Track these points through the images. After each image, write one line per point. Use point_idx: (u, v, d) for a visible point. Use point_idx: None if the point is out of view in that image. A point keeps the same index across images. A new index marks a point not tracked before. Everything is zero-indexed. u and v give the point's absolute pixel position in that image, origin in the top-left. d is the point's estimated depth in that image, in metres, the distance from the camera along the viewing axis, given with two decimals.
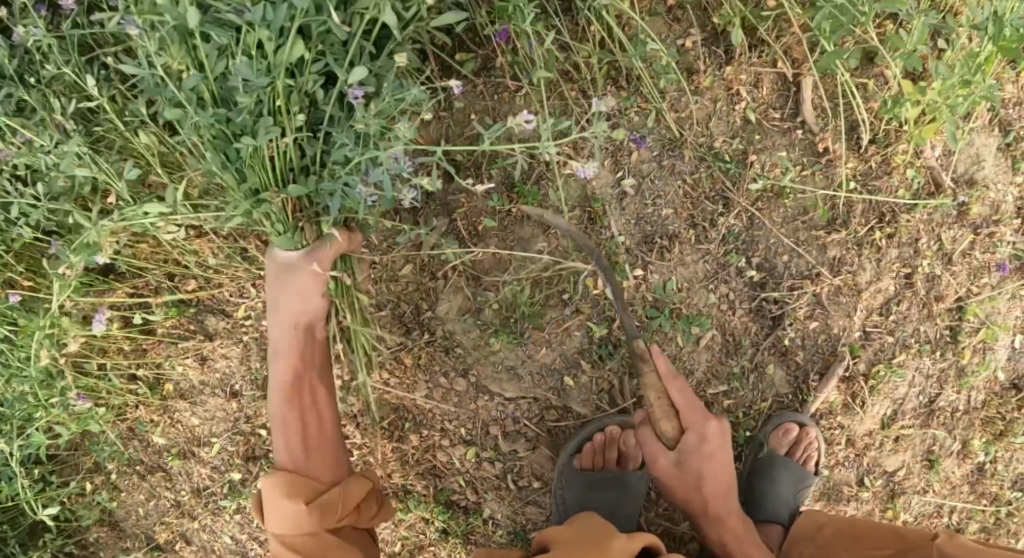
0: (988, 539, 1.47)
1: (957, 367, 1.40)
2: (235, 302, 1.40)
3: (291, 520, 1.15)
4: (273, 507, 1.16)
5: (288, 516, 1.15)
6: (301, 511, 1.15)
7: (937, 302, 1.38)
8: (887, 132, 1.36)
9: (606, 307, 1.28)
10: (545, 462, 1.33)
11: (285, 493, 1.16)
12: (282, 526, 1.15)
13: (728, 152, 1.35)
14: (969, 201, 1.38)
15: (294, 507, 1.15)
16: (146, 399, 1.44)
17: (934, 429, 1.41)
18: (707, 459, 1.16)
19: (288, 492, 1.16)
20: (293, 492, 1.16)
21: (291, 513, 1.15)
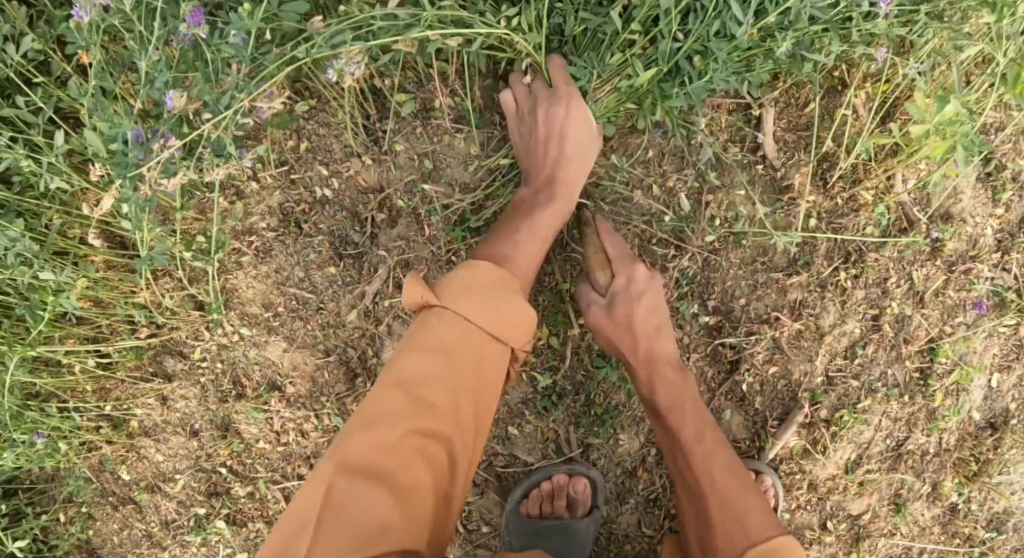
0: None
1: (927, 410, 1.34)
2: (191, 344, 1.41)
3: (496, 314, 0.99)
4: (465, 284, 1.01)
5: (440, 387, 0.96)
6: (497, 344, 1.01)
7: (907, 344, 1.32)
8: (855, 167, 1.29)
9: (550, 356, 1.26)
10: (493, 507, 1.31)
11: (509, 289, 1.03)
12: (477, 318, 0.99)
13: (683, 190, 1.29)
14: (943, 237, 1.31)
15: (515, 303, 1.01)
16: (111, 437, 1.45)
17: (901, 473, 1.35)
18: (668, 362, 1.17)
19: (498, 281, 1.02)
20: (504, 289, 1.02)
21: (482, 333, 0.99)
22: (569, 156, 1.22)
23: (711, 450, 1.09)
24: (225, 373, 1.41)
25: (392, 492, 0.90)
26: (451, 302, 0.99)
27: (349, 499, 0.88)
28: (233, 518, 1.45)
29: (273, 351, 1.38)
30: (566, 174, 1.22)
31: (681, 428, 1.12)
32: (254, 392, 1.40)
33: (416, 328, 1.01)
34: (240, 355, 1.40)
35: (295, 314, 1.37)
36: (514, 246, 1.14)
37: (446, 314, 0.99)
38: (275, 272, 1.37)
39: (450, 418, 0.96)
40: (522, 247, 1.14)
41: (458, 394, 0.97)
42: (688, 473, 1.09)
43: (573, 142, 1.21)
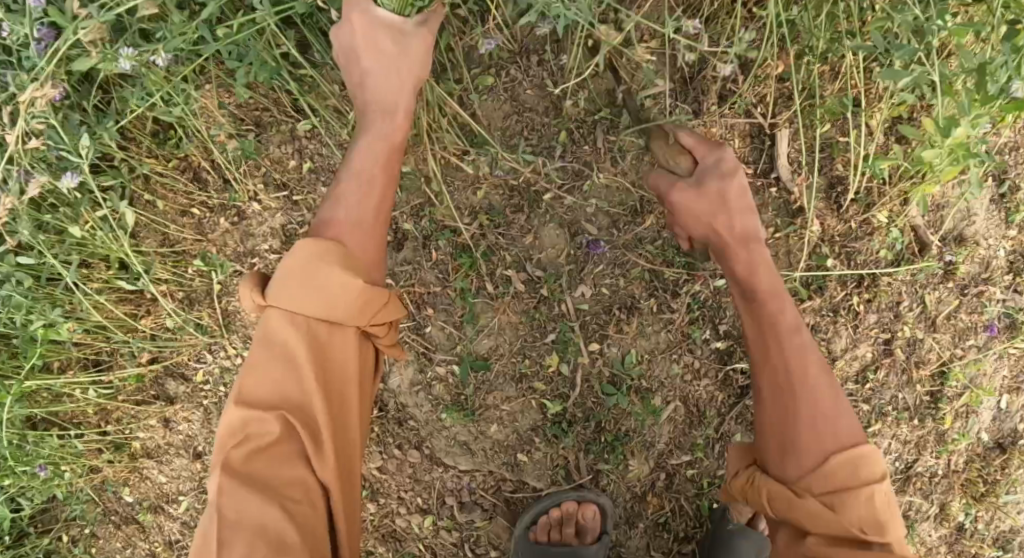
0: None
1: (937, 432, 1.34)
2: (193, 366, 1.39)
3: (323, 296, 0.92)
4: (292, 276, 0.93)
5: (293, 393, 0.93)
6: (348, 329, 0.95)
7: (918, 368, 1.31)
8: (869, 189, 1.27)
9: (559, 384, 1.25)
10: (502, 531, 1.31)
11: (337, 262, 0.94)
12: (312, 306, 0.93)
13: None
14: (956, 260, 1.30)
15: (342, 279, 0.93)
16: (113, 460, 1.43)
17: (909, 495, 1.35)
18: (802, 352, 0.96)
19: (336, 263, 0.94)
20: (349, 269, 0.94)
21: (333, 325, 0.94)
22: (399, 55, 1.01)
23: (809, 414, 0.93)
24: (229, 396, 1.39)
25: (268, 501, 0.91)
26: (290, 298, 0.93)
27: (233, 544, 0.88)
28: None
29: None
30: (373, 91, 1.02)
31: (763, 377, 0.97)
32: None
33: (264, 335, 0.95)
34: None
35: None
36: (341, 190, 1.01)
37: (296, 316, 0.93)
38: None
39: (312, 422, 0.93)
40: (349, 198, 1.01)
41: (313, 395, 0.93)
42: (760, 386, 0.98)
43: (378, 58, 1.01)
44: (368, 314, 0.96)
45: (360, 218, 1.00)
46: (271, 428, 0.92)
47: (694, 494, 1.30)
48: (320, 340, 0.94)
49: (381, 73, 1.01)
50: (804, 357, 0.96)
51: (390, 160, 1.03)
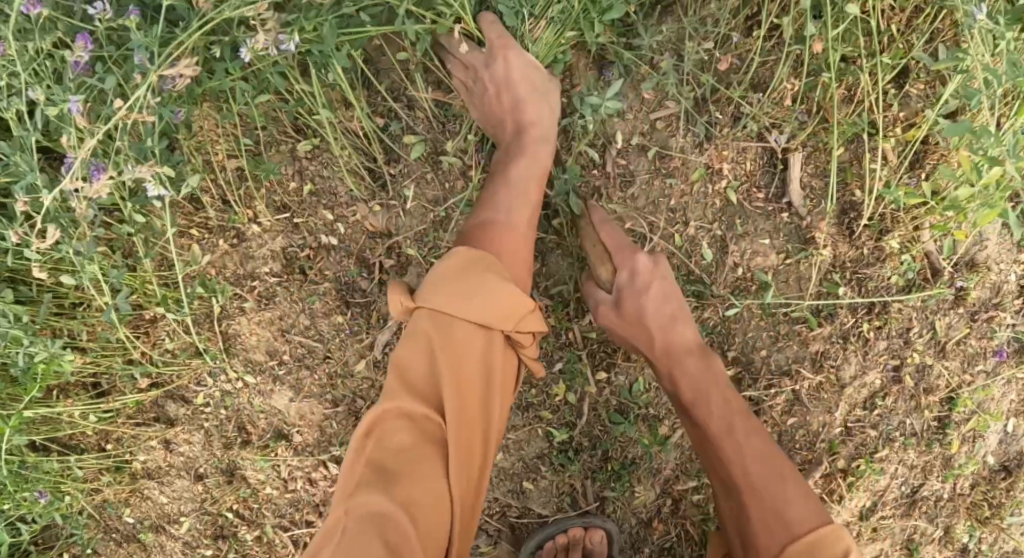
0: None
1: (943, 457, 1.33)
2: (194, 389, 1.37)
3: (480, 300, 1.00)
4: (447, 278, 1.02)
5: (435, 394, 1.00)
6: (493, 337, 1.02)
7: (927, 394, 1.30)
8: (881, 215, 1.25)
9: (566, 412, 1.23)
10: (506, 556, 1.30)
11: (492, 271, 1.03)
12: (462, 312, 1.00)
13: (705, 239, 1.25)
14: (968, 286, 1.28)
15: (495, 284, 1.01)
16: (114, 480, 1.41)
17: (915, 519, 1.35)
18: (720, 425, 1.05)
19: (485, 267, 1.03)
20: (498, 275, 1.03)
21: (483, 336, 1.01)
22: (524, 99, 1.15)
23: (772, 470, 1.01)
24: (230, 419, 1.37)
25: (391, 497, 0.94)
26: (440, 298, 1.01)
27: (354, 538, 0.92)
28: None
29: (278, 400, 1.34)
30: (521, 116, 1.16)
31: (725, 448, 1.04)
32: (261, 439, 1.36)
33: (410, 337, 1.03)
34: (245, 403, 1.36)
35: (300, 362, 1.33)
36: (501, 200, 1.13)
37: (439, 317, 1.01)
38: (278, 319, 1.32)
39: (453, 431, 0.98)
40: (506, 210, 1.13)
41: (451, 398, 0.98)
42: (711, 440, 1.06)
43: (530, 93, 1.15)
44: (513, 320, 1.02)
45: (514, 227, 1.11)
46: (406, 419, 0.99)
47: (700, 519, 1.30)
48: (462, 344, 1.00)
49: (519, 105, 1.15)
50: (738, 413, 1.06)
51: (539, 185, 1.16)
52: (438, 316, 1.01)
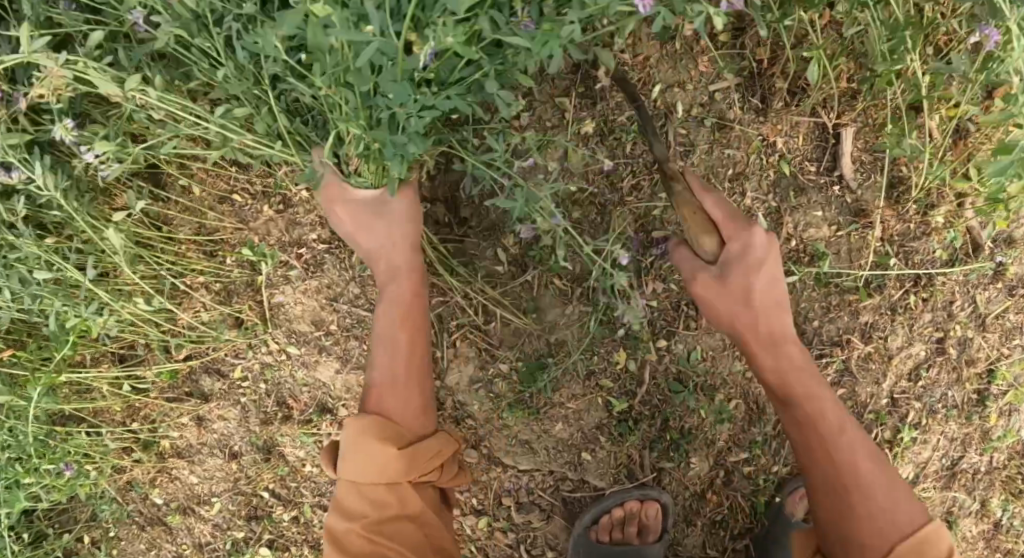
0: None
1: (982, 430, 1.36)
2: (231, 363, 1.32)
3: (375, 466, 1.04)
4: (352, 449, 1.06)
5: (378, 498, 1.05)
6: (393, 456, 1.04)
7: (968, 367, 1.33)
8: (929, 189, 1.27)
9: (627, 381, 1.22)
10: (559, 532, 1.28)
11: (378, 435, 1.05)
12: (364, 476, 1.05)
13: (761, 211, 1.27)
14: (1007, 261, 1.32)
15: (382, 451, 1.04)
16: (141, 459, 1.35)
17: (954, 491, 1.38)
18: (761, 315, 0.99)
19: (377, 436, 1.05)
20: (389, 439, 1.05)
21: (383, 452, 1.04)
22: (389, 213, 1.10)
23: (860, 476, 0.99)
24: (269, 394, 1.32)
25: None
26: (350, 470, 1.06)
27: None
28: (275, 545, 1.37)
29: (324, 373, 1.30)
30: (391, 259, 1.13)
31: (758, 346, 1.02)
32: (303, 413, 1.31)
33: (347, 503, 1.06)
34: (286, 377, 1.31)
35: (347, 333, 1.28)
36: (376, 361, 1.12)
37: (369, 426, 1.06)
38: (325, 287, 1.28)
39: (402, 536, 1.05)
40: (385, 368, 1.11)
41: (398, 510, 1.06)
42: (778, 338, 1.01)
43: (370, 232, 1.12)
44: (415, 471, 1.06)
45: (395, 377, 1.10)
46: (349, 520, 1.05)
47: (751, 491, 1.31)
48: (382, 494, 1.05)
49: (367, 228, 1.11)
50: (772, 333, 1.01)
51: (420, 300, 1.14)
52: (362, 439, 1.05)
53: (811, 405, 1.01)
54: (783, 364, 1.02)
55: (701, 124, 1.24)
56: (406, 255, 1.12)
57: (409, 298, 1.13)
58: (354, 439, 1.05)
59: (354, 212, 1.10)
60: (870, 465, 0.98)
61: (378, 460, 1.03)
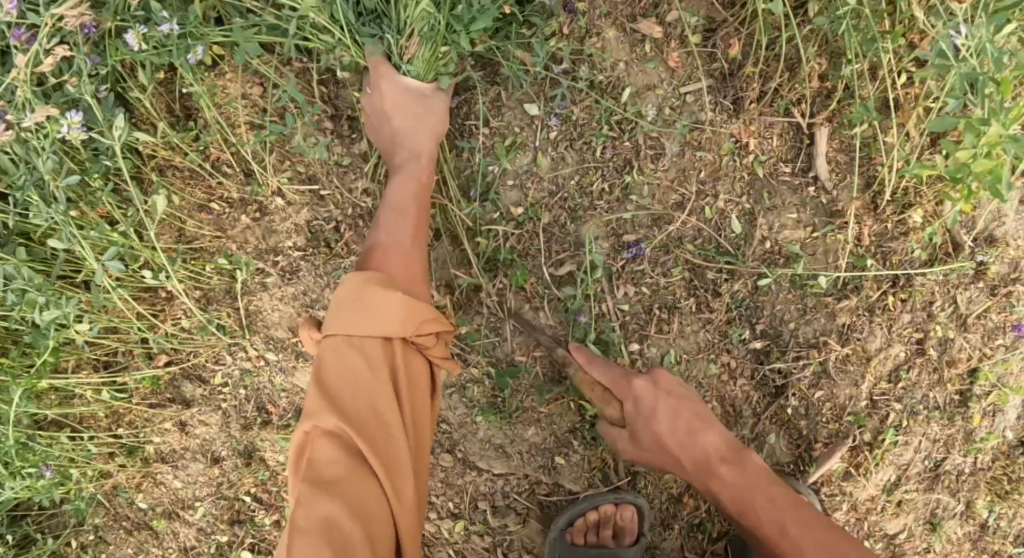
0: None
1: (965, 431, 1.35)
2: (212, 368, 1.33)
3: (377, 323, 1.00)
4: (342, 306, 1.02)
5: (358, 413, 0.97)
6: (390, 317, 1.01)
7: (949, 367, 1.31)
8: (906, 188, 1.25)
9: None
10: (535, 535, 1.28)
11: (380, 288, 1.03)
12: (363, 335, 1.00)
13: (735, 213, 1.25)
14: (987, 260, 1.30)
15: (388, 299, 1.01)
16: (126, 464, 1.37)
17: (937, 493, 1.36)
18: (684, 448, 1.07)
19: (377, 286, 1.03)
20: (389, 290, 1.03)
21: (391, 304, 1.01)
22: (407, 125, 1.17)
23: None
24: (249, 399, 1.32)
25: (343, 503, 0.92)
26: (341, 325, 1.01)
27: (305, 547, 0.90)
28: (257, 548, 1.39)
29: (301, 378, 1.30)
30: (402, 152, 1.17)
31: (720, 488, 1.06)
32: (282, 418, 1.32)
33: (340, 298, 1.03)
34: (265, 382, 1.31)
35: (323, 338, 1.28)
36: (384, 225, 1.13)
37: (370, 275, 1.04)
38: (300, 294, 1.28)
39: (383, 450, 0.97)
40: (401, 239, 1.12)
41: (389, 423, 0.98)
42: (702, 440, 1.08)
43: (392, 126, 1.17)
44: (412, 326, 1.02)
45: (404, 244, 1.12)
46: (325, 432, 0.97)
47: None
48: (383, 353, 1.01)
49: (394, 112, 1.16)
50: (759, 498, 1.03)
51: (421, 200, 1.15)
52: (365, 287, 1.02)
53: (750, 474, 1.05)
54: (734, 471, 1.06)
55: (672, 126, 1.24)
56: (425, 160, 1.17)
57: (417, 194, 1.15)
58: (359, 283, 1.03)
59: (397, 102, 1.16)
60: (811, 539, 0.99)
61: (385, 305, 1.00)
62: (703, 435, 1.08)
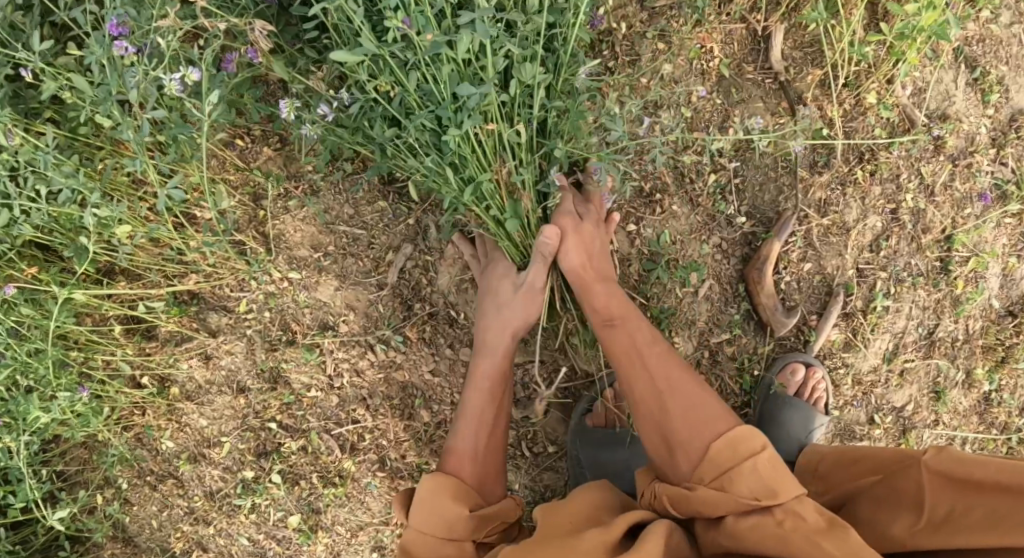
0: None
1: (952, 297, 1.43)
2: (236, 296, 1.38)
3: (444, 523, 1.03)
4: (432, 488, 1.07)
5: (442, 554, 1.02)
6: (463, 516, 1.03)
7: (924, 235, 1.42)
8: (858, 72, 1.38)
9: None
10: (557, 424, 1.36)
11: (452, 493, 1.07)
12: (440, 492, 1.06)
13: (708, 108, 1.37)
14: (943, 135, 1.41)
15: (455, 512, 1.03)
16: (152, 403, 1.39)
17: (935, 359, 1.44)
18: (611, 299, 1.18)
19: (449, 497, 1.06)
20: (458, 498, 1.06)
21: (454, 508, 1.04)
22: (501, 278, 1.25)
23: (989, 464, 0.92)
24: (274, 321, 1.39)
25: None
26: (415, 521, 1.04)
27: None
28: (285, 475, 1.41)
29: (323, 292, 1.38)
30: (488, 340, 1.24)
31: (620, 359, 1.12)
32: (306, 335, 1.38)
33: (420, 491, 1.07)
34: (289, 302, 1.38)
35: (346, 253, 1.38)
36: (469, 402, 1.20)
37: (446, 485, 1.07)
38: (317, 212, 1.36)
39: None
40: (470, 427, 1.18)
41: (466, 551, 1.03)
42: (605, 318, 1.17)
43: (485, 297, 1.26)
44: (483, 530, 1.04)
45: (474, 442, 1.16)
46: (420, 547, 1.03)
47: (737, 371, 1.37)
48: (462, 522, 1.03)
49: (486, 333, 1.24)
50: (672, 364, 1.09)
51: (502, 380, 1.22)
52: (440, 487, 1.07)
53: (627, 331, 1.14)
54: (624, 342, 1.13)
55: (645, 34, 1.35)
56: (501, 356, 1.23)
57: (492, 425, 1.17)
58: (431, 484, 1.07)
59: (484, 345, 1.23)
60: (707, 411, 1.02)
61: (449, 517, 1.03)
62: (612, 327, 1.15)
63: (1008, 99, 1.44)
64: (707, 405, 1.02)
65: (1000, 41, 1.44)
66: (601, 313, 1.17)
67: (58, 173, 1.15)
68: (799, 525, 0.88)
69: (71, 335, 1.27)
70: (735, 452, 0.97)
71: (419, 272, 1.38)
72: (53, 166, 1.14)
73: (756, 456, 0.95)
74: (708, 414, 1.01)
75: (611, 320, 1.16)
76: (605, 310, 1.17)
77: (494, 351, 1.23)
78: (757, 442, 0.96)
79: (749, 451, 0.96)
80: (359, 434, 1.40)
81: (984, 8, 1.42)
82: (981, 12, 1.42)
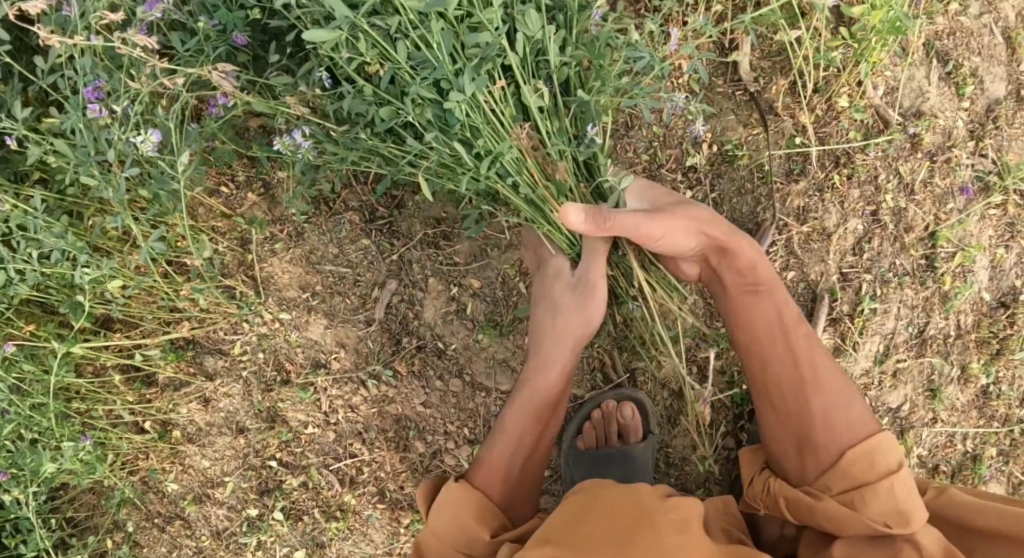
0: (1010, 462, 1.46)
1: (940, 293, 1.43)
2: (230, 339, 1.41)
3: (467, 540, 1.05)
4: (458, 495, 1.08)
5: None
6: (485, 541, 1.05)
7: (907, 234, 1.41)
8: (829, 77, 1.37)
9: None
10: (551, 448, 1.37)
11: (478, 510, 1.08)
12: (466, 504, 1.08)
13: (680, 125, 1.38)
14: (919, 132, 1.41)
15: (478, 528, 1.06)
16: (155, 447, 1.42)
17: (928, 357, 1.43)
18: (755, 270, 1.15)
19: (474, 513, 1.07)
20: (484, 518, 1.07)
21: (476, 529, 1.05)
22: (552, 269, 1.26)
23: (981, 511, 0.98)
24: (268, 362, 1.41)
25: None
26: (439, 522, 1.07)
27: None
28: (288, 511, 1.43)
29: (313, 331, 1.40)
30: (541, 343, 1.23)
31: (744, 342, 1.13)
32: (300, 374, 1.41)
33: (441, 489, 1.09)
34: (281, 342, 1.41)
35: (333, 291, 1.40)
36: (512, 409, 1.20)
37: (469, 494, 1.09)
38: (304, 253, 1.40)
39: None
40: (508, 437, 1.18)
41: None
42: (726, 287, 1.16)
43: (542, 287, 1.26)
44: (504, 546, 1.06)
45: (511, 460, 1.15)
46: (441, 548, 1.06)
47: (727, 384, 1.38)
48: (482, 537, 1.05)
49: (544, 330, 1.24)
50: (820, 359, 1.09)
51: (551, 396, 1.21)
52: (467, 497, 1.08)
53: (753, 311, 1.13)
54: (753, 321, 1.13)
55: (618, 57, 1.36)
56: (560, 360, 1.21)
57: (534, 437, 1.18)
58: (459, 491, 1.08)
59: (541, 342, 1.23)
60: (846, 420, 1.05)
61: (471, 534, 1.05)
62: (739, 301, 1.14)
63: (984, 90, 1.44)
64: (850, 410, 1.05)
65: (971, 32, 1.43)
66: (743, 286, 1.15)
67: (47, 234, 1.19)
68: (921, 557, 0.94)
69: (72, 388, 1.30)
70: (866, 469, 1.01)
71: (406, 306, 1.40)
72: (42, 227, 1.17)
73: (887, 477, 0.99)
74: (852, 424, 1.04)
75: (736, 301, 1.15)
76: (738, 286, 1.15)
77: (559, 353, 1.21)
78: (887, 465, 1.00)
79: (885, 469, 1.00)
80: (358, 467, 1.42)
81: (953, 1, 1.41)
82: (949, 6, 1.42)
